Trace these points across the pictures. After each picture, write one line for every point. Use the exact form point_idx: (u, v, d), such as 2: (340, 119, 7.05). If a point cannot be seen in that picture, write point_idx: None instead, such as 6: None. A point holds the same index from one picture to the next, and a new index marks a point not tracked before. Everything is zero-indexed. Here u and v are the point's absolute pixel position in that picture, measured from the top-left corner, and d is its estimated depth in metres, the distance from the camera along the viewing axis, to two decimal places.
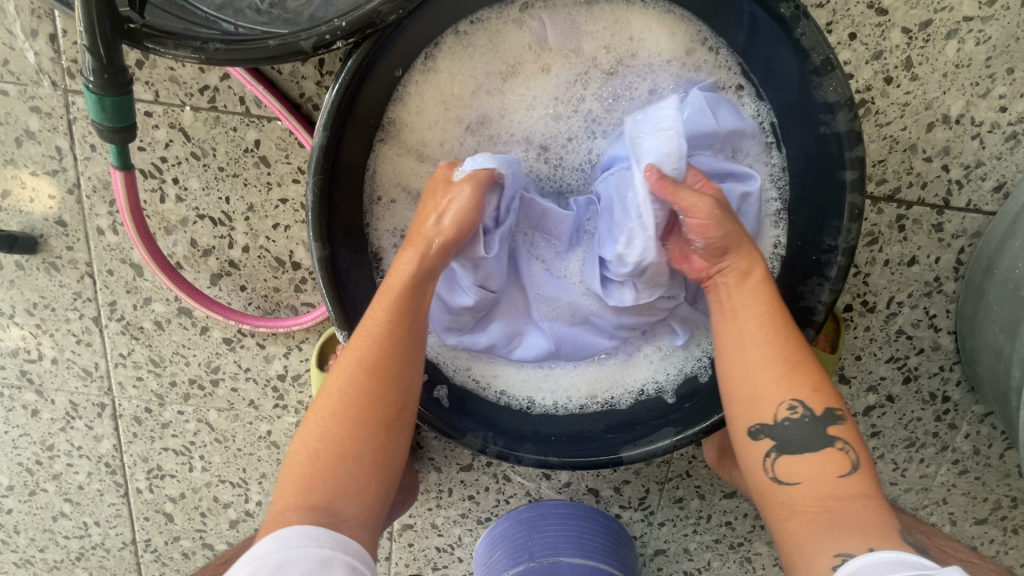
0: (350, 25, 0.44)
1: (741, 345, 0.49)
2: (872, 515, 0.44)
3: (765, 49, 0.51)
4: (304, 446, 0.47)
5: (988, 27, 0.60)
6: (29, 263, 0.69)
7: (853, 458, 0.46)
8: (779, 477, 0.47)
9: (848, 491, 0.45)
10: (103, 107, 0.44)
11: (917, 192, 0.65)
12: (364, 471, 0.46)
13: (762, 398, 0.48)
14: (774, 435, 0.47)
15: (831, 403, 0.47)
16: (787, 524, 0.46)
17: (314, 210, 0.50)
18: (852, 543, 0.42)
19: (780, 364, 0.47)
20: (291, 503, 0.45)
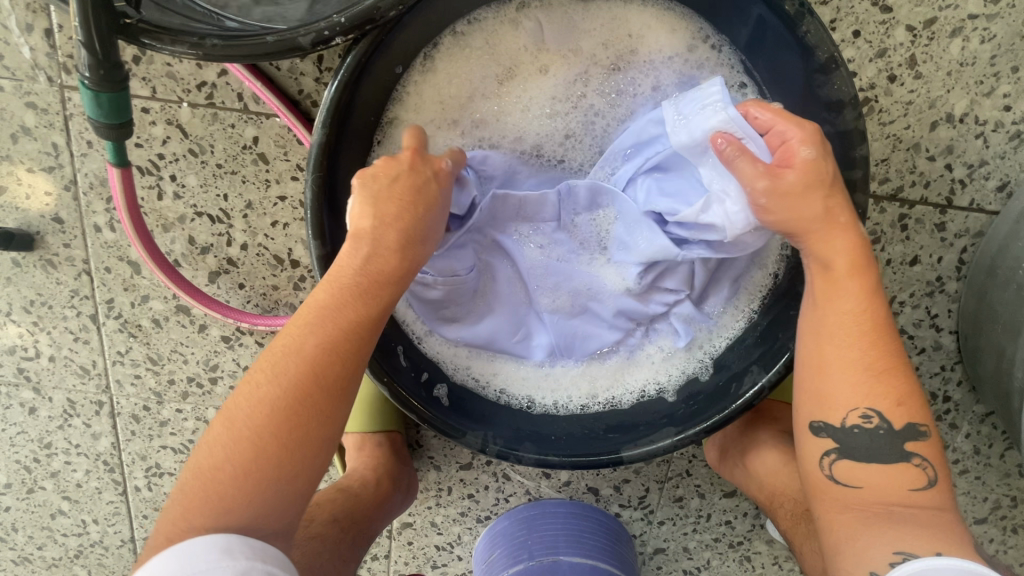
0: (349, 21, 0.43)
1: (821, 340, 0.47)
2: (944, 528, 0.43)
3: (769, 46, 0.51)
4: (219, 442, 0.41)
5: (992, 25, 0.59)
6: (25, 260, 0.68)
7: (930, 474, 0.45)
8: (837, 477, 0.47)
9: (918, 500, 0.45)
10: (99, 104, 0.44)
11: (920, 191, 0.64)
12: (288, 478, 0.41)
13: (835, 394, 0.47)
14: (840, 434, 0.47)
15: (915, 416, 0.46)
16: (837, 522, 0.46)
17: (313, 208, 0.49)
18: (919, 546, 0.42)
19: (861, 366, 0.46)
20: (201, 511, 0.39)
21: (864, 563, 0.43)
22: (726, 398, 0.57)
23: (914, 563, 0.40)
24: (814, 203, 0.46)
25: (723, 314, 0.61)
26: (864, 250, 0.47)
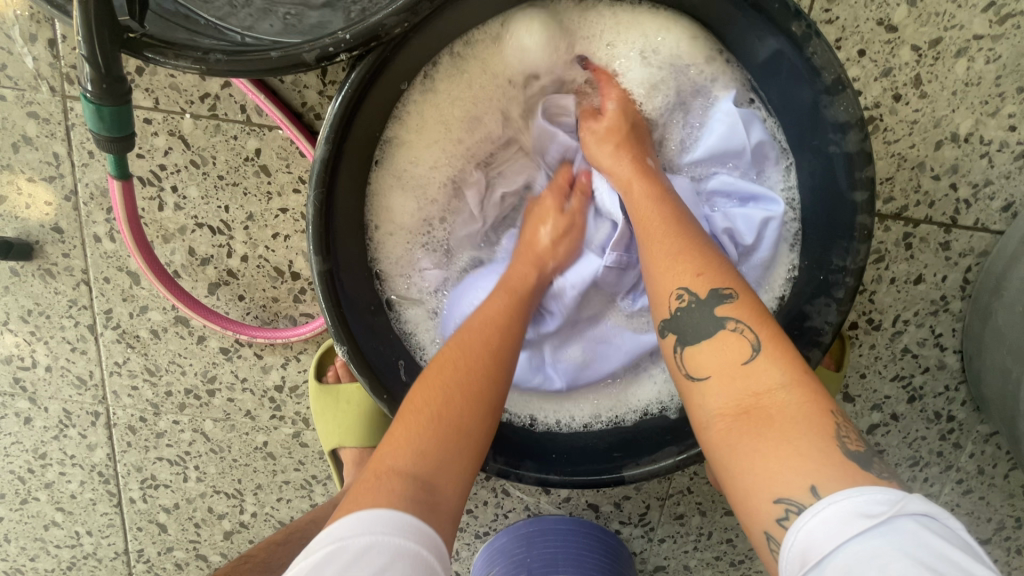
0: (354, 38, 0.43)
1: (648, 242, 0.49)
2: (802, 413, 0.38)
3: (775, 65, 0.51)
4: (408, 421, 0.46)
5: (997, 46, 0.59)
6: (24, 270, 0.68)
7: (753, 341, 0.41)
8: (692, 377, 0.44)
9: (765, 382, 0.40)
10: (101, 117, 0.43)
11: (925, 210, 0.64)
12: (465, 444, 0.45)
13: (659, 285, 0.47)
14: (674, 325, 0.45)
15: (718, 282, 0.44)
16: (713, 443, 0.41)
17: (315, 222, 0.49)
18: (785, 476, 0.36)
19: (672, 253, 0.47)
20: (394, 466, 0.43)
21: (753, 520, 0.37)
22: None
23: (803, 516, 0.35)
24: (614, 130, 0.56)
25: None
26: (636, 154, 0.55)
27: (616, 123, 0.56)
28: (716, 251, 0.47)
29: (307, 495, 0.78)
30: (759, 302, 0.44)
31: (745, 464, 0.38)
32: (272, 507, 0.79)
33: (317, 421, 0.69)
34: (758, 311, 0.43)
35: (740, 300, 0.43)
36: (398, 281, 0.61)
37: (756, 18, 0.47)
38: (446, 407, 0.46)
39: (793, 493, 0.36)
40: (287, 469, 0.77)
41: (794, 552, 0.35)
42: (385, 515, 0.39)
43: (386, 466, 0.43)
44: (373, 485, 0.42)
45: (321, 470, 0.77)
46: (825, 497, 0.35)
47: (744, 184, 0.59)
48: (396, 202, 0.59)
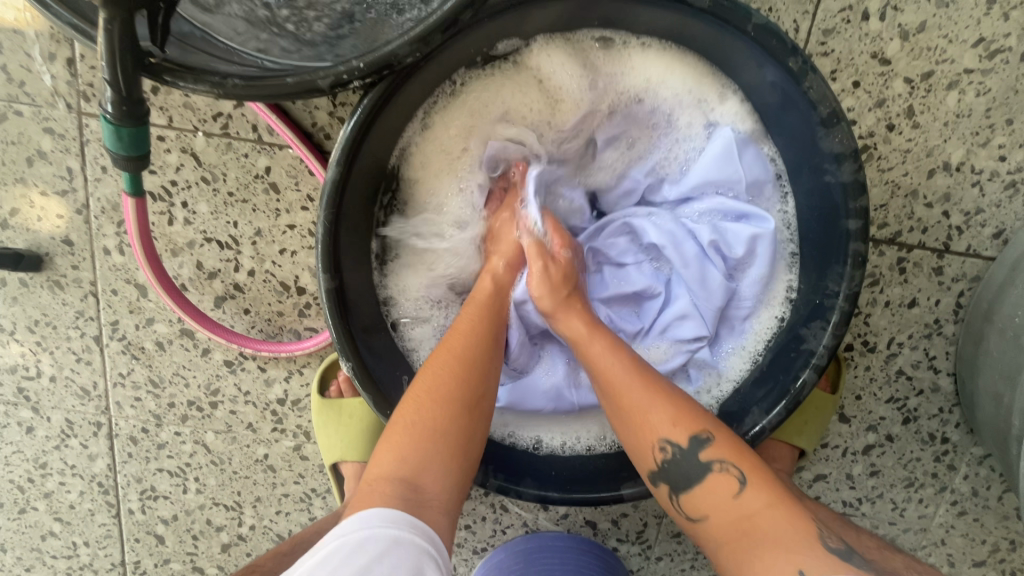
0: (367, 66, 0.44)
1: (614, 394, 0.50)
2: (794, 522, 0.44)
3: (772, 96, 0.52)
4: (390, 440, 0.47)
5: (987, 79, 0.61)
6: (33, 281, 0.69)
7: (739, 473, 0.46)
8: (693, 521, 0.48)
9: (753, 505, 0.45)
10: (120, 138, 0.45)
11: (918, 236, 0.66)
12: (455, 450, 0.47)
13: (638, 440, 0.49)
14: (665, 474, 0.48)
15: (695, 427, 0.48)
16: (725, 561, 0.45)
17: (324, 242, 0.50)
18: (781, 567, 0.41)
19: (634, 386, 0.49)
20: (385, 472, 0.46)
21: None
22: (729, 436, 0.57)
23: None
24: (562, 297, 0.56)
25: (732, 356, 0.62)
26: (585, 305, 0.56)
27: (563, 274, 0.57)
28: (684, 395, 0.50)
29: (306, 508, 0.78)
30: (731, 434, 0.48)
31: (750, 568, 0.43)
32: (270, 520, 0.79)
33: (319, 434, 0.70)
34: (733, 443, 0.47)
35: (718, 441, 0.47)
36: (403, 305, 0.62)
37: (755, 52, 0.49)
38: (433, 415, 0.48)
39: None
40: (286, 482, 0.77)
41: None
42: (379, 513, 0.42)
43: (377, 472, 0.46)
44: (369, 491, 0.45)
45: (321, 484, 0.77)
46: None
47: (735, 203, 0.59)
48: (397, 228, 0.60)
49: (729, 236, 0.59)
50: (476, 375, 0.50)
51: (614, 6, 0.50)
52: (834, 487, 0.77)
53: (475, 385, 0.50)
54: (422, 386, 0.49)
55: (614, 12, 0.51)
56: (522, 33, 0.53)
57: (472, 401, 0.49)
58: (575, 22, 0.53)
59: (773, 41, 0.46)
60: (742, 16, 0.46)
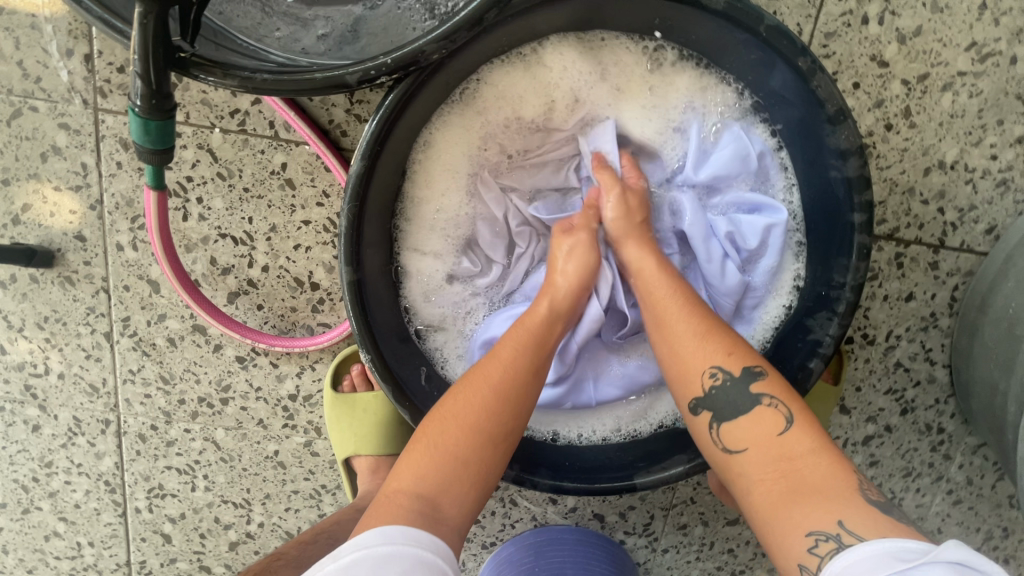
0: (395, 63, 0.45)
1: (663, 324, 0.53)
2: (832, 476, 0.44)
3: (780, 94, 0.54)
4: (416, 463, 0.48)
5: (979, 81, 0.64)
6: (43, 277, 0.69)
7: (786, 414, 0.47)
8: (730, 451, 0.49)
9: (799, 445, 0.46)
10: (147, 130, 0.45)
11: (915, 232, 0.68)
12: (473, 483, 0.48)
13: (687, 375, 0.51)
14: (708, 402, 0.50)
15: (749, 361, 0.50)
16: (756, 503, 0.46)
17: (347, 234, 0.51)
18: (816, 517, 0.42)
19: (694, 331, 0.51)
20: (405, 487, 0.46)
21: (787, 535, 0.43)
22: None
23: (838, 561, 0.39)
24: (635, 225, 0.58)
25: None
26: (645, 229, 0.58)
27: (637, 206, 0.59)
28: (727, 328, 0.52)
29: (315, 504, 0.78)
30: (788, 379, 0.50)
31: (783, 515, 0.43)
32: (280, 517, 0.79)
33: (331, 429, 0.70)
34: (785, 387, 0.49)
35: (770, 377, 0.49)
36: (424, 314, 0.63)
37: (762, 52, 0.51)
38: (456, 442, 0.48)
39: (824, 529, 0.41)
40: (297, 479, 0.77)
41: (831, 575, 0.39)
42: (401, 528, 0.42)
43: (397, 488, 0.46)
44: (386, 505, 0.45)
45: (332, 480, 0.77)
46: (858, 543, 0.40)
47: (750, 195, 0.61)
48: (412, 241, 0.61)
49: (743, 229, 0.61)
50: (507, 411, 0.50)
51: (629, 7, 0.51)
52: None
53: (501, 428, 0.49)
54: (451, 411, 0.50)
55: (630, 12, 0.53)
56: (537, 33, 0.54)
57: (498, 436, 0.49)
58: (589, 22, 0.54)
59: (784, 41, 0.48)
60: (755, 17, 0.48)
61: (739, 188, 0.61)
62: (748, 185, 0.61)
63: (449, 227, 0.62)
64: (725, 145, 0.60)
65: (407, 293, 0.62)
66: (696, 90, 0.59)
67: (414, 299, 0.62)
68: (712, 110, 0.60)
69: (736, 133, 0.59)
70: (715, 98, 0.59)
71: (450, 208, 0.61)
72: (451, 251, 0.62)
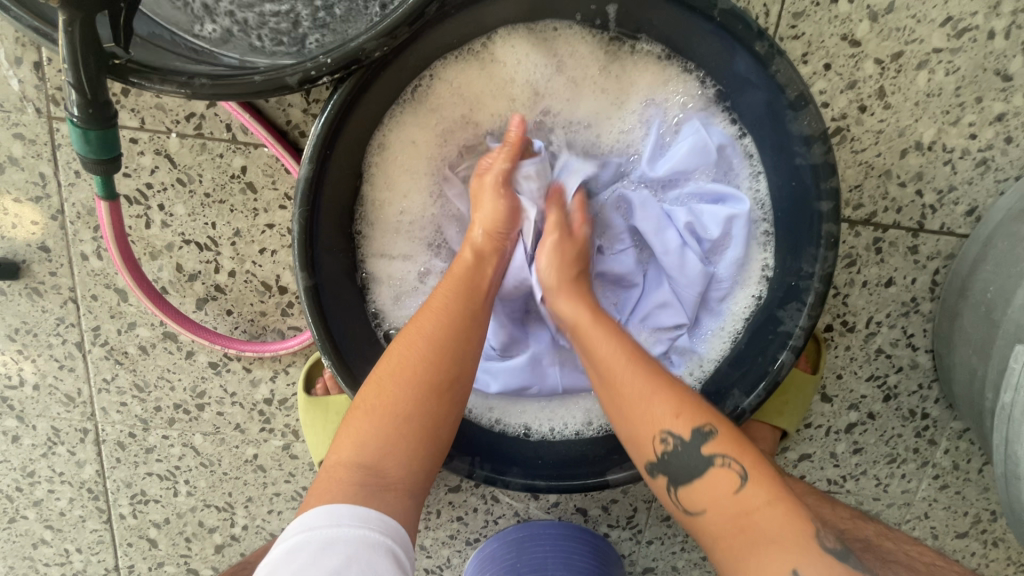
0: (335, 63, 0.44)
1: (614, 385, 0.49)
2: (788, 522, 0.43)
3: (743, 80, 0.53)
4: (356, 421, 0.48)
5: (956, 58, 0.62)
6: (11, 289, 0.68)
7: (740, 470, 0.45)
8: (690, 514, 0.47)
9: (755, 503, 0.44)
10: (87, 140, 0.44)
11: (893, 216, 0.67)
12: (423, 442, 0.48)
13: (638, 429, 0.49)
14: (664, 466, 0.48)
15: (697, 420, 0.47)
16: (721, 558, 0.44)
17: (300, 240, 0.50)
18: (775, 568, 0.41)
19: (644, 390, 0.48)
20: (346, 457, 0.46)
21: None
22: None
23: None
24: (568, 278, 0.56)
25: (712, 338, 0.63)
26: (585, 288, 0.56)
27: (575, 254, 0.57)
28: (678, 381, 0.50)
29: (298, 506, 0.78)
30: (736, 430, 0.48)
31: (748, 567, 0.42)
32: (263, 519, 0.79)
33: (306, 432, 0.70)
34: (735, 439, 0.47)
35: (721, 436, 0.46)
36: (392, 317, 0.62)
37: (720, 37, 0.49)
38: (393, 403, 0.47)
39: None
40: (277, 482, 0.77)
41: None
42: (351, 509, 0.42)
43: (339, 459, 0.46)
44: (330, 477, 0.45)
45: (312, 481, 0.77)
46: None
47: (713, 185, 0.59)
48: (374, 245, 0.60)
49: (707, 220, 0.59)
50: (445, 358, 0.49)
51: None
52: (819, 465, 0.78)
53: (443, 375, 0.49)
54: (387, 367, 0.49)
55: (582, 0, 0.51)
56: (487, 25, 0.53)
57: (440, 384, 0.48)
58: (541, 10, 0.53)
59: (740, 26, 0.47)
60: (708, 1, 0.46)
61: (700, 179, 0.60)
62: (713, 176, 0.60)
63: (412, 228, 0.61)
64: (685, 136, 0.58)
65: (373, 296, 0.61)
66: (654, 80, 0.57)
67: (381, 303, 0.62)
68: (672, 100, 0.58)
69: (696, 123, 0.58)
70: (675, 89, 0.57)
71: (412, 209, 0.60)
72: (417, 254, 0.61)
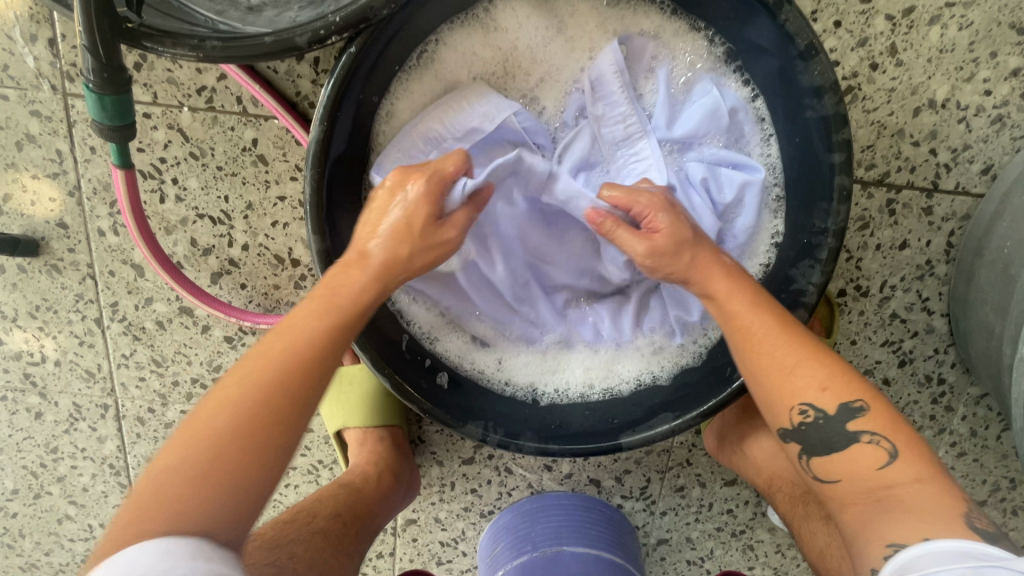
0: (345, 21, 0.45)
1: (756, 351, 0.49)
2: (935, 494, 0.43)
3: (751, 35, 0.52)
4: (181, 456, 0.40)
5: (970, 12, 0.61)
6: (31, 266, 0.70)
7: (889, 448, 0.45)
8: (822, 480, 0.49)
9: (899, 477, 0.45)
10: (103, 106, 0.45)
11: (906, 176, 0.66)
12: (239, 503, 0.40)
13: (777, 403, 0.49)
14: (801, 437, 0.48)
15: (848, 396, 0.47)
16: (848, 523, 0.46)
17: (312, 203, 0.50)
18: (904, 533, 0.41)
19: (802, 355, 0.48)
20: (146, 498, 0.39)
21: (867, 558, 0.43)
22: (722, 383, 0.58)
23: (908, 552, 0.40)
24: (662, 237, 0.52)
25: None
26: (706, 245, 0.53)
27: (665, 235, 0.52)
28: (830, 352, 0.50)
29: (314, 480, 0.79)
30: (890, 405, 0.47)
31: (871, 530, 0.44)
32: (280, 493, 0.80)
33: None
34: (889, 419, 0.46)
35: (874, 412, 0.46)
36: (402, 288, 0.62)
37: None
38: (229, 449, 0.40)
39: (906, 541, 0.41)
40: (293, 455, 0.78)
41: (892, 568, 0.40)
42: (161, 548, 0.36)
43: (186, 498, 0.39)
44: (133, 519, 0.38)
45: (327, 455, 0.78)
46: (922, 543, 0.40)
47: (727, 152, 0.58)
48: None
49: (721, 183, 0.58)
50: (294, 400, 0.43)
51: None
52: None
53: (286, 395, 0.43)
54: (206, 402, 0.42)
55: None
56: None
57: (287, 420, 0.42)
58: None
59: None
60: None
61: (714, 145, 0.59)
62: (724, 142, 0.59)
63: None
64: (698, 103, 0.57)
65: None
66: (664, 41, 0.57)
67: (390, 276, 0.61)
68: (684, 61, 0.58)
69: (708, 84, 0.58)
70: (689, 49, 0.57)
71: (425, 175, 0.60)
72: None
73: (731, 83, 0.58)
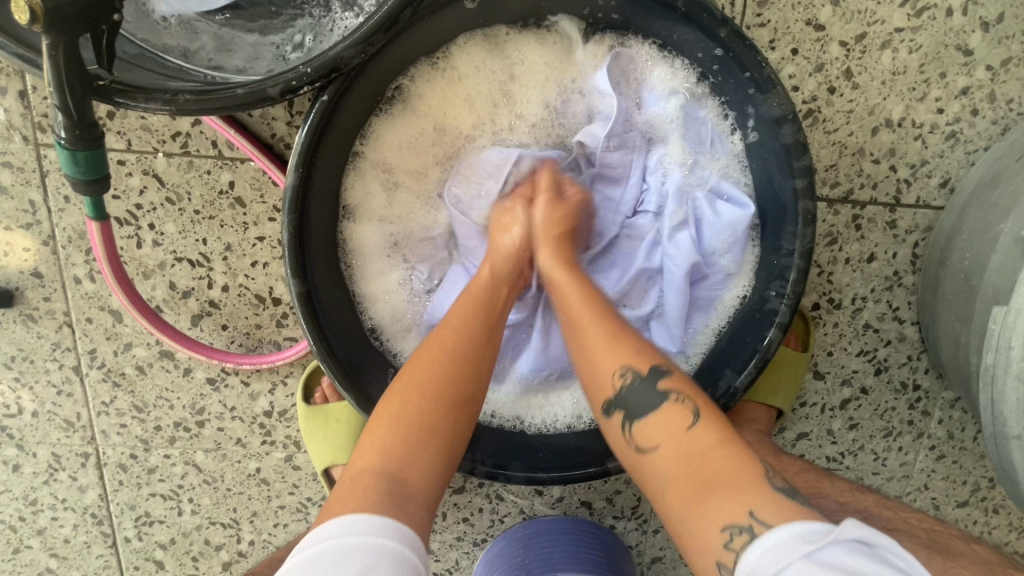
0: (315, 71, 0.45)
1: (577, 329, 0.52)
2: (743, 466, 0.43)
3: (710, 68, 0.55)
4: (377, 429, 0.47)
5: (918, 36, 0.64)
6: (5, 317, 0.69)
7: (693, 407, 0.47)
8: (643, 452, 0.47)
9: (705, 439, 0.44)
10: (75, 162, 0.45)
11: (869, 192, 0.68)
12: (437, 448, 0.47)
13: (595, 373, 0.51)
14: (619, 405, 0.49)
15: (653, 360, 0.49)
16: (670, 505, 0.44)
17: (290, 247, 0.51)
18: (731, 509, 0.40)
19: (597, 331, 0.51)
20: (368, 466, 0.45)
21: (721, 517, 0.40)
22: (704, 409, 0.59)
23: (752, 548, 0.38)
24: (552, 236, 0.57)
25: (697, 335, 0.63)
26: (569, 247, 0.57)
27: (564, 214, 0.58)
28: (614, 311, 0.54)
29: (303, 518, 0.78)
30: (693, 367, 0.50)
31: (702, 514, 0.41)
32: (269, 533, 0.79)
33: (307, 442, 0.70)
34: (691, 381, 0.49)
35: (675, 373, 0.49)
36: (389, 328, 0.63)
37: (688, 28, 0.51)
38: (418, 412, 0.47)
39: (737, 520, 0.40)
40: (281, 494, 0.77)
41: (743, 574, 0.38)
42: (367, 517, 0.41)
43: (360, 469, 0.46)
44: (349, 488, 0.44)
45: (316, 492, 0.77)
46: (767, 532, 0.38)
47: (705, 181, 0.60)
48: (369, 249, 0.61)
49: (709, 214, 0.59)
50: (464, 370, 0.50)
51: None
52: (817, 444, 0.79)
53: (462, 376, 0.49)
54: (411, 379, 0.49)
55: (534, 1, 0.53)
56: (447, 35, 0.55)
57: (461, 398, 0.49)
58: (497, 15, 0.55)
59: (705, 12, 0.48)
60: None
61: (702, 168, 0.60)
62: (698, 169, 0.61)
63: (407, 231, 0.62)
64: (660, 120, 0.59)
65: (367, 304, 0.62)
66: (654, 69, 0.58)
67: (375, 317, 0.62)
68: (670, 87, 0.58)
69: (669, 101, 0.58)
70: (673, 78, 0.58)
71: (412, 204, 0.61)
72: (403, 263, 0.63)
73: (709, 115, 0.58)
